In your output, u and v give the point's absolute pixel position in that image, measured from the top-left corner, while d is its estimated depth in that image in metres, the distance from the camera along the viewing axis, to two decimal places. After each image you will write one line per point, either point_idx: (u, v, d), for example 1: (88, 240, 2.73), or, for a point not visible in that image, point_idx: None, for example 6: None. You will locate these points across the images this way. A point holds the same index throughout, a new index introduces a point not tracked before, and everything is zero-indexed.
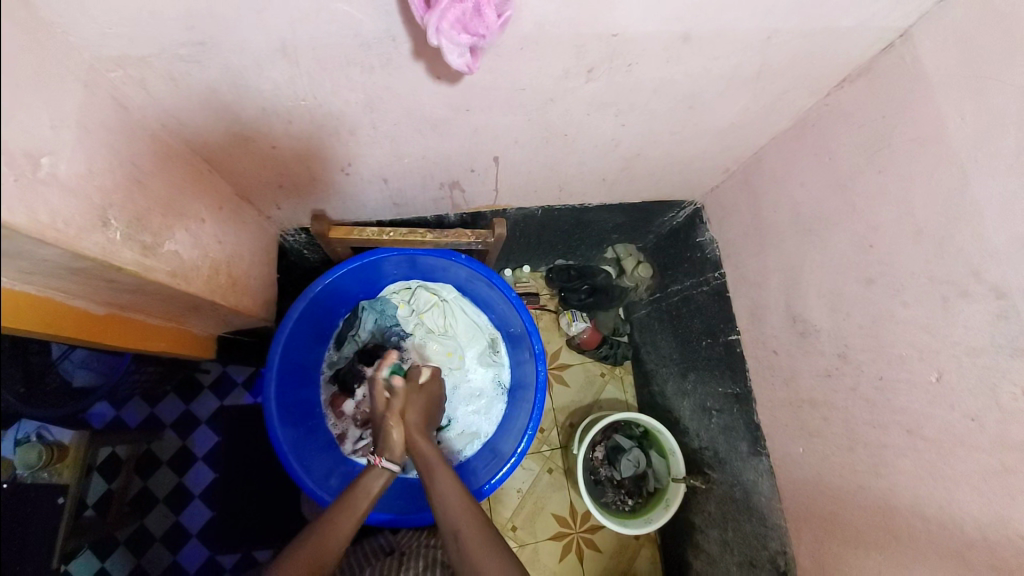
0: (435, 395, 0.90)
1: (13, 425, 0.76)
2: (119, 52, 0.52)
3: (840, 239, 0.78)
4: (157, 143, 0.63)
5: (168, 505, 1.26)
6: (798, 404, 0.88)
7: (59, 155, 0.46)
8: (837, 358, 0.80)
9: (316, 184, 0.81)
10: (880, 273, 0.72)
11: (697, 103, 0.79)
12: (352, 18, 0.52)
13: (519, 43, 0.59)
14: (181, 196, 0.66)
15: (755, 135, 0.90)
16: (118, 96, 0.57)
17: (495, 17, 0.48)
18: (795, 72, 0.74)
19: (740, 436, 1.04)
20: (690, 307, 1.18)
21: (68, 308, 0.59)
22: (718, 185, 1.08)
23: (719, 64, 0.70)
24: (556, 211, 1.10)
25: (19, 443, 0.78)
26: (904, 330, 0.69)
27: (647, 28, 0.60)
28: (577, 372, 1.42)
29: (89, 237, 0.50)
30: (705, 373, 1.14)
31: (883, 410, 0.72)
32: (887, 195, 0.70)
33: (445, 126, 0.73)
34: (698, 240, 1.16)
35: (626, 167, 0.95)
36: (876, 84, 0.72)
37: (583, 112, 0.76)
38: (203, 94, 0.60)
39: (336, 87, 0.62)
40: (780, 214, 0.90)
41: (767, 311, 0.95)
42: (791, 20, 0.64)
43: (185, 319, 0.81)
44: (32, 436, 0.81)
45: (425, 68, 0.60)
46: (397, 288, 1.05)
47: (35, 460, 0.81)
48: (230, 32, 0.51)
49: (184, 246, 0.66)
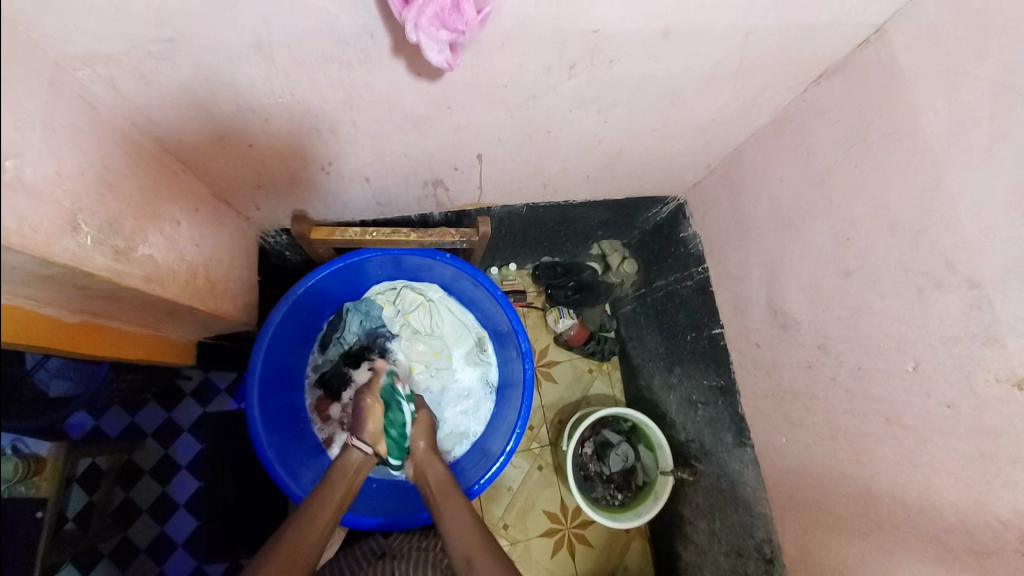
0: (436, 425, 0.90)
1: None
2: (86, 50, 0.50)
3: (819, 232, 0.79)
4: (128, 143, 0.61)
5: (152, 515, 1.23)
6: (781, 395, 0.90)
7: (25, 157, 0.45)
8: (818, 349, 0.82)
9: (296, 184, 0.80)
10: (858, 265, 0.73)
11: (678, 99, 0.79)
12: (329, 13, 0.51)
13: (500, 40, 0.58)
14: (154, 198, 0.64)
15: (736, 130, 0.91)
16: (86, 95, 0.55)
17: (474, 13, 0.48)
18: (774, 68, 0.75)
19: (725, 428, 1.05)
20: (675, 302, 1.20)
21: (40, 316, 0.57)
22: (700, 181, 1.09)
23: (699, 60, 0.71)
24: (541, 209, 1.10)
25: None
26: (881, 321, 0.70)
27: (628, 25, 0.61)
28: (565, 369, 1.42)
29: (59, 242, 0.48)
30: (690, 367, 1.15)
31: (863, 399, 0.74)
32: (864, 188, 0.71)
33: (426, 123, 0.72)
34: (682, 235, 1.17)
35: (609, 164, 0.96)
36: (851, 79, 0.73)
37: (566, 108, 0.75)
38: (175, 92, 0.58)
39: (315, 84, 0.61)
40: (761, 208, 0.92)
41: (749, 305, 0.97)
42: (769, 16, 0.65)
43: (162, 325, 0.79)
44: (8, 448, 0.74)
45: (406, 65, 0.59)
46: (381, 289, 1.03)
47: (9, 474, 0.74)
48: (202, 28, 0.50)
49: (160, 250, 0.64)
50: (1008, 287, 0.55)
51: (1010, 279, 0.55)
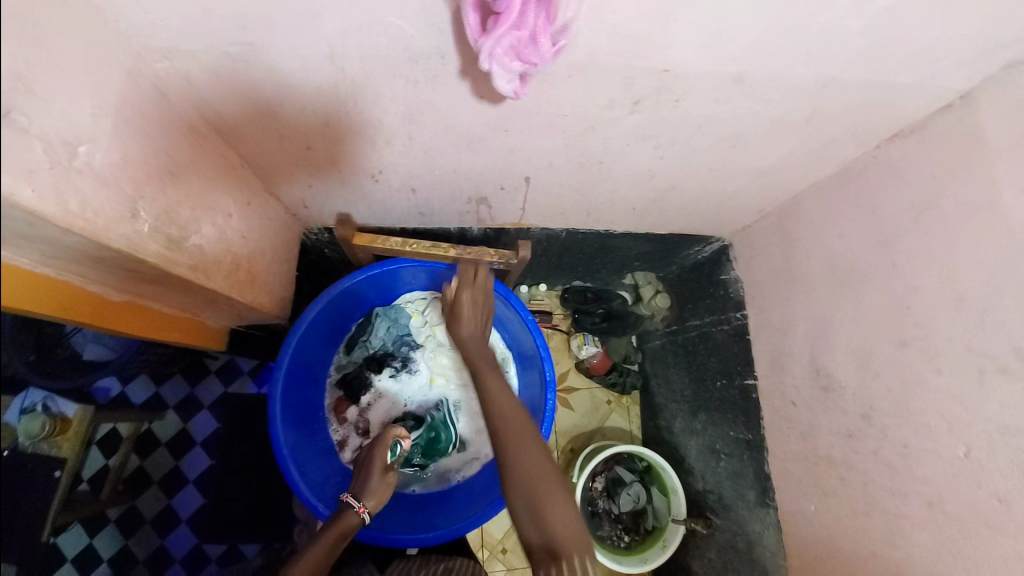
0: (473, 296, 0.89)
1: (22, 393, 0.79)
2: (168, 44, 0.52)
3: (876, 296, 0.75)
4: (196, 136, 0.62)
5: (162, 487, 1.25)
6: (814, 459, 0.85)
7: (96, 144, 0.46)
8: (860, 418, 0.77)
9: (346, 188, 0.81)
10: (915, 337, 0.69)
11: (740, 142, 0.77)
12: (403, 32, 0.51)
13: (568, 71, 0.58)
14: (211, 189, 0.65)
15: (796, 179, 0.88)
16: (161, 86, 0.56)
17: (550, 46, 0.47)
18: (845, 121, 0.72)
19: (747, 485, 1.01)
20: (707, 345, 1.16)
21: (88, 293, 0.59)
22: (749, 225, 1.05)
23: (768, 108, 0.68)
24: (580, 235, 1.09)
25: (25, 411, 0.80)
26: (935, 400, 0.66)
27: (700, 66, 0.59)
28: (583, 398, 1.39)
29: (118, 229, 0.49)
30: (716, 415, 1.11)
31: (905, 478, 0.69)
32: (931, 257, 0.67)
33: (481, 143, 0.72)
34: (722, 278, 1.13)
35: (658, 199, 0.94)
36: (929, 142, 0.69)
37: (622, 141, 0.74)
38: (245, 92, 0.59)
39: (379, 97, 0.61)
40: (813, 262, 0.88)
41: (789, 360, 0.92)
42: (849, 70, 0.62)
43: (200, 311, 0.80)
44: (38, 407, 0.84)
45: (470, 87, 0.59)
46: (412, 297, 1.03)
47: (37, 430, 0.83)
48: (278, 35, 0.51)
49: (209, 240, 0.66)
50: None
51: None
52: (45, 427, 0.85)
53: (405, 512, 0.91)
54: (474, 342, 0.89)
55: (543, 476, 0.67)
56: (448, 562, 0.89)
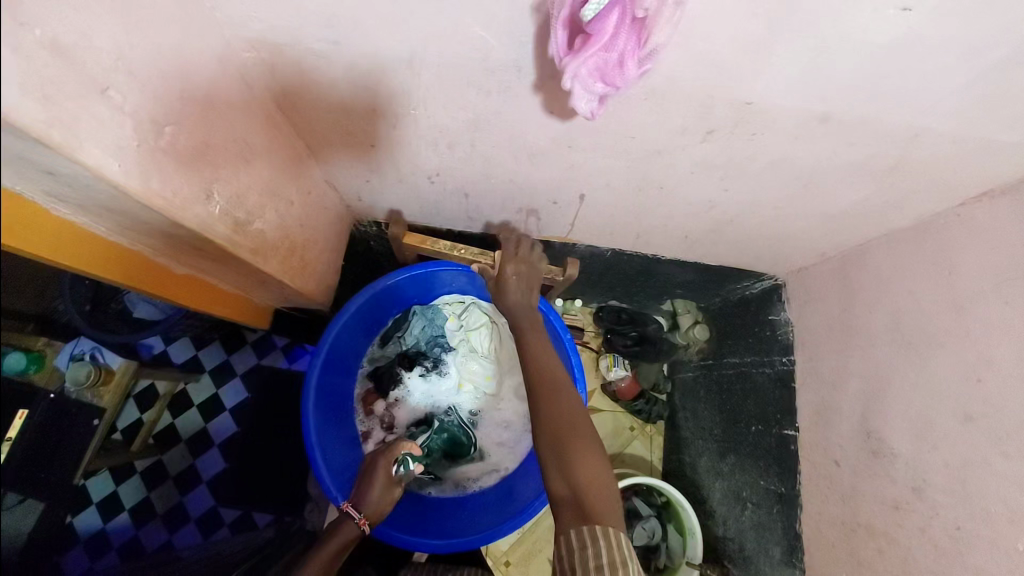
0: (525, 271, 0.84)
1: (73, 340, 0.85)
2: (258, 35, 0.53)
3: (944, 363, 0.70)
4: (272, 126, 0.64)
5: (188, 446, 1.30)
6: (853, 526, 0.80)
7: (181, 126, 0.47)
8: (911, 492, 0.71)
9: (401, 186, 0.82)
10: (984, 414, 0.63)
11: (814, 183, 0.73)
12: (485, 42, 0.50)
13: (644, 94, 0.56)
14: (279, 175, 0.67)
15: (867, 226, 0.83)
16: (246, 74, 0.58)
17: (636, 70, 0.45)
18: (934, 174, 0.67)
19: (773, 540, 0.96)
20: (745, 386, 1.10)
21: (152, 262, 0.61)
22: (806, 267, 1.00)
23: (850, 151, 0.64)
24: (625, 257, 1.06)
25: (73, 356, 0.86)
26: (999, 485, 0.60)
27: (785, 102, 0.56)
28: (606, 420, 1.35)
29: (192, 209, 0.50)
30: (746, 461, 1.06)
31: (955, 565, 0.63)
32: (1011, 329, 0.61)
33: (542, 157, 0.71)
34: (771, 318, 1.08)
35: (713, 230, 0.90)
36: (1019, 206, 0.63)
37: (687, 169, 0.71)
38: (322, 87, 0.60)
39: (449, 103, 0.61)
40: (876, 317, 0.82)
41: (837, 416, 0.87)
42: (951, 121, 0.57)
43: (251, 291, 0.82)
44: (87, 356, 0.89)
45: (542, 102, 0.58)
46: (450, 299, 1.03)
47: (83, 378, 0.86)
48: (363, 35, 0.51)
49: (271, 226, 0.67)
50: None
51: None
52: (91, 376, 0.88)
53: (418, 513, 0.92)
54: (522, 311, 0.83)
55: (576, 428, 0.67)
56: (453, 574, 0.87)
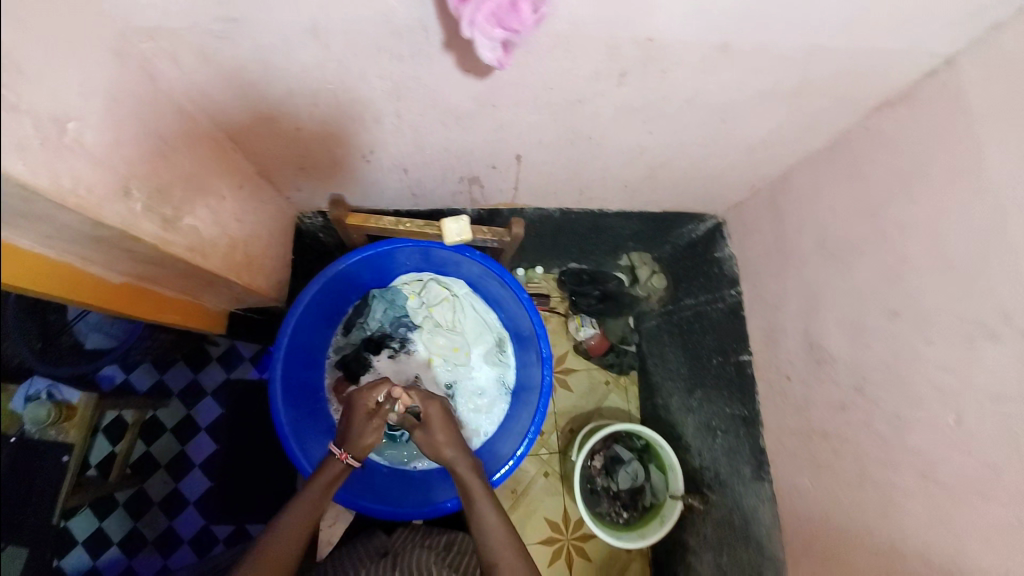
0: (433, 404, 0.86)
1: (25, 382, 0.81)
2: (153, 23, 0.52)
3: (866, 268, 0.75)
4: (186, 119, 0.63)
5: (169, 470, 1.27)
6: (809, 434, 0.86)
7: (85, 122, 0.47)
8: (853, 390, 0.77)
9: (336, 169, 0.82)
10: (907, 307, 0.69)
11: (729, 115, 0.77)
12: (384, 4, 0.51)
13: (551, 41, 0.58)
14: (203, 170, 0.66)
15: (787, 153, 0.88)
16: (150, 67, 0.57)
17: (530, 12, 0.47)
18: (834, 92, 0.72)
19: (743, 460, 1.01)
20: (703, 323, 1.16)
21: (87, 275, 0.59)
22: (741, 202, 1.05)
23: (756, 78, 0.68)
24: (573, 214, 1.09)
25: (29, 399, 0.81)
26: (928, 370, 0.66)
27: (684, 36, 0.59)
28: (581, 378, 1.40)
29: (111, 206, 0.50)
30: (712, 392, 1.12)
31: (899, 450, 0.69)
32: (920, 227, 0.67)
33: (470, 119, 0.72)
34: (718, 255, 1.13)
35: (649, 175, 0.94)
36: (915, 110, 0.69)
37: (611, 115, 0.74)
38: (233, 72, 0.60)
39: (365, 74, 0.61)
40: (805, 236, 0.88)
41: (783, 335, 0.93)
42: (836, 37, 0.61)
43: (200, 294, 0.81)
44: (43, 395, 0.85)
45: (454, 60, 0.59)
46: (407, 279, 1.03)
47: (43, 417, 0.84)
48: (264, 10, 0.51)
49: (204, 222, 0.66)
50: None
51: None
52: (51, 415, 0.86)
53: (406, 485, 0.94)
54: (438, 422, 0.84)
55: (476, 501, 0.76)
56: (450, 534, 0.91)
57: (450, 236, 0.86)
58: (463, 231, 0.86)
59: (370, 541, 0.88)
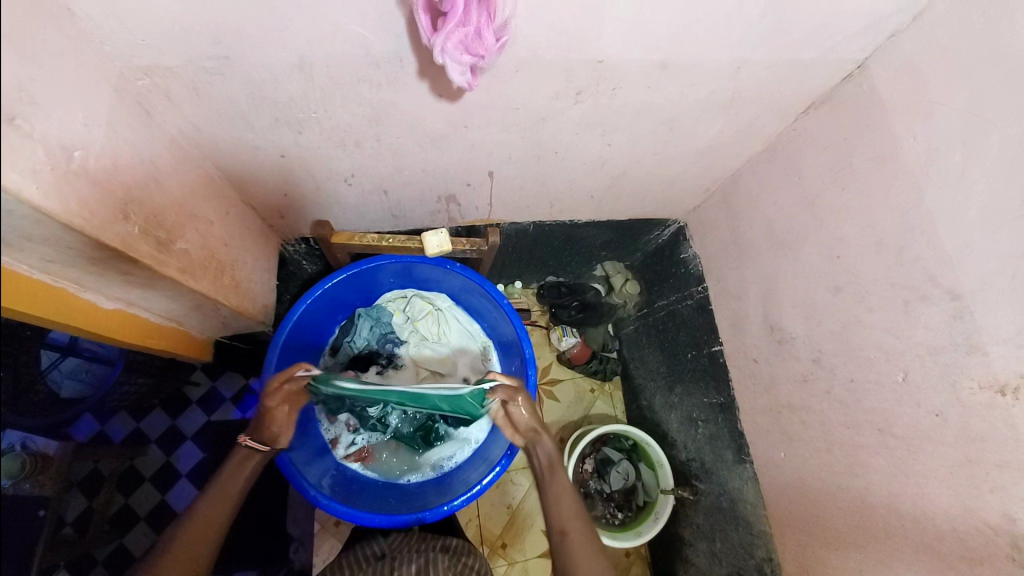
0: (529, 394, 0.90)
1: (1, 433, 0.67)
2: (149, 62, 0.57)
3: (811, 251, 0.84)
4: (175, 148, 0.67)
5: (149, 522, 1.16)
6: (778, 409, 0.92)
7: (90, 150, 0.51)
8: (812, 363, 0.84)
9: (318, 193, 0.87)
10: (847, 282, 0.77)
11: (676, 125, 0.86)
12: (364, 39, 0.58)
13: (513, 66, 0.65)
14: (193, 196, 0.70)
15: (733, 156, 0.98)
16: (144, 101, 0.62)
17: (494, 40, 0.55)
18: (765, 100, 0.82)
19: (725, 445, 1.06)
20: (676, 321, 1.23)
21: (80, 300, 0.61)
22: (699, 205, 1.15)
23: (695, 90, 0.77)
24: (547, 227, 1.16)
25: (3, 453, 0.68)
26: (871, 333, 0.73)
27: (628, 57, 0.67)
28: (567, 388, 1.44)
29: (112, 228, 0.53)
30: (690, 385, 1.17)
31: (857, 411, 0.75)
32: (850, 209, 0.76)
33: (444, 141, 0.79)
34: (682, 256, 1.22)
35: (613, 185, 1.02)
36: (836, 111, 0.80)
37: (573, 130, 0.82)
38: (223, 104, 0.65)
39: (346, 101, 0.68)
40: (756, 230, 0.97)
41: (747, 322, 1.00)
42: (756, 52, 0.71)
43: (186, 319, 0.83)
44: (16, 446, 0.72)
45: (429, 87, 0.66)
46: (392, 296, 1.09)
47: (18, 470, 0.72)
48: (256, 47, 0.57)
49: (194, 246, 0.70)
50: (986, 298, 0.58)
51: (987, 290, 0.58)
52: (26, 466, 0.74)
53: (402, 496, 0.96)
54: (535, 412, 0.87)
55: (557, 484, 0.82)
56: (446, 539, 0.94)
57: (443, 251, 0.94)
58: (442, 242, 0.93)
59: (367, 551, 0.90)
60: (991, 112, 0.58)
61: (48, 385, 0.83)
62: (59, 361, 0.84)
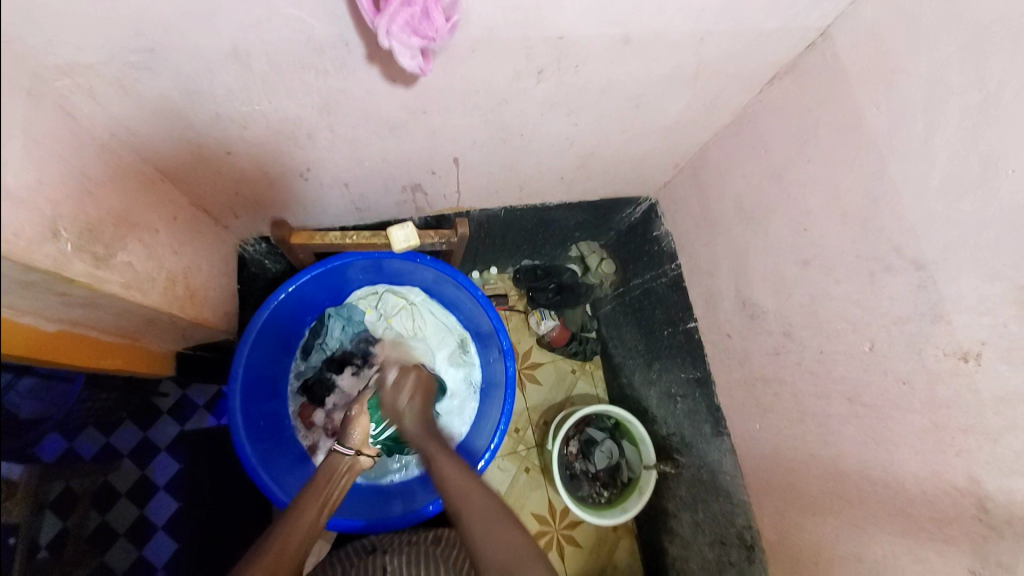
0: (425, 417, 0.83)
1: None
2: (66, 60, 0.52)
3: (778, 224, 0.84)
4: (107, 152, 0.62)
5: (130, 538, 1.11)
6: (752, 382, 0.93)
7: (5, 164, 0.45)
8: (784, 336, 0.85)
9: (274, 190, 0.82)
10: (815, 255, 0.77)
11: (642, 102, 0.84)
12: (304, 22, 0.53)
13: (470, 46, 0.62)
14: (132, 205, 0.65)
15: (700, 131, 0.96)
16: (65, 104, 0.56)
17: (444, 20, 0.52)
18: (730, 73, 0.80)
19: (703, 419, 1.08)
20: (652, 299, 1.24)
21: (17, 325, 0.55)
22: (668, 181, 1.14)
23: (660, 65, 0.75)
24: (517, 211, 1.13)
25: None
26: (838, 306, 0.74)
27: (590, 32, 0.64)
28: (548, 371, 1.44)
29: (40, 248, 0.49)
30: (668, 362, 1.19)
31: (827, 381, 0.77)
32: (816, 182, 0.76)
33: (402, 129, 0.75)
34: (654, 234, 1.22)
35: (581, 166, 1.00)
36: (801, 81, 0.78)
37: (537, 111, 0.79)
38: (155, 103, 0.60)
39: (291, 91, 0.63)
40: (725, 205, 0.97)
41: (720, 298, 1.01)
42: (721, 23, 0.69)
43: (140, 334, 0.78)
44: None
45: (380, 72, 0.62)
46: (362, 293, 1.06)
47: None
48: (183, 33, 0.52)
49: (138, 258, 0.65)
50: (950, 268, 0.59)
51: (951, 260, 0.59)
52: None
53: (388, 497, 0.97)
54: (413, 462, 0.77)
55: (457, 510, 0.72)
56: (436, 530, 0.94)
57: (408, 247, 0.90)
58: (410, 237, 0.89)
59: (359, 544, 0.91)
60: (953, 79, 0.58)
61: (6, 408, 0.70)
62: (16, 380, 0.71)
